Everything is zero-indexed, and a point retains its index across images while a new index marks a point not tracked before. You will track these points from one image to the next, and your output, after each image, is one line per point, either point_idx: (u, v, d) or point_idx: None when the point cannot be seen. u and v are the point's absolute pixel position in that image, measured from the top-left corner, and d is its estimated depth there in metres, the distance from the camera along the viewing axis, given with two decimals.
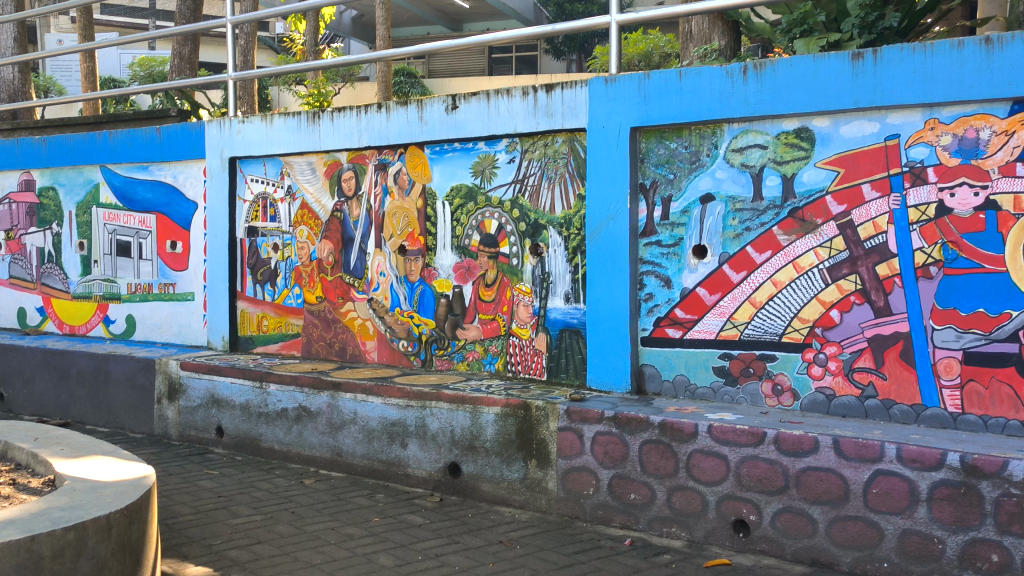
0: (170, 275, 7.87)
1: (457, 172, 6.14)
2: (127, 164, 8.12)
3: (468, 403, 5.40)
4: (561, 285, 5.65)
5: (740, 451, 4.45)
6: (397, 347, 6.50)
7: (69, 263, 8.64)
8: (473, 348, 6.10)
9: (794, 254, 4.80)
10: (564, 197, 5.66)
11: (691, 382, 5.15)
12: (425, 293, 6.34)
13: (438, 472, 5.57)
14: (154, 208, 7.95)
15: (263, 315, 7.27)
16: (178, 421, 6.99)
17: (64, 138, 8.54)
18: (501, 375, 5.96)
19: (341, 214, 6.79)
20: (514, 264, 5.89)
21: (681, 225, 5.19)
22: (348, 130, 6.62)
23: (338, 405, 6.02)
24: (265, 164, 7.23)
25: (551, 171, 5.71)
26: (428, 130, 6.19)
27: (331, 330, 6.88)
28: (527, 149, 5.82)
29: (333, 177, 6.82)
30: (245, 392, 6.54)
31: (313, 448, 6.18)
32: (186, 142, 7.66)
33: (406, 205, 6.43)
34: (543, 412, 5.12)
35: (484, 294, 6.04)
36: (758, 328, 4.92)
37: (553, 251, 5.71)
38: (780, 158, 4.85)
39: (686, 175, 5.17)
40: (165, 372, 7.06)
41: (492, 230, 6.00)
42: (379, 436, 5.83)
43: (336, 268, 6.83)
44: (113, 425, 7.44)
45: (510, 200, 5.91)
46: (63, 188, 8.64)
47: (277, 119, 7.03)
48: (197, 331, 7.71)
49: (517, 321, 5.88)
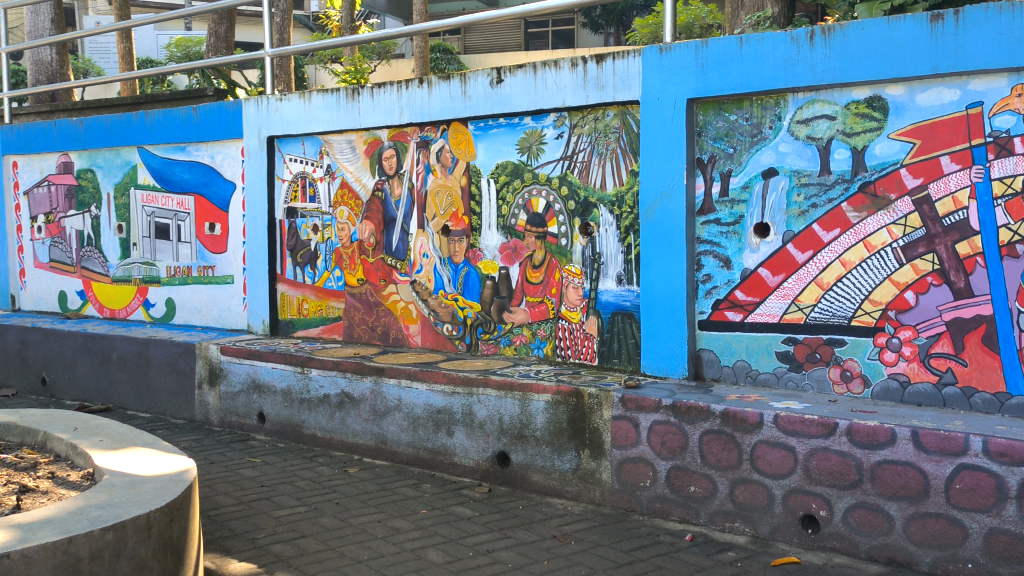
0: (209, 258, 7.72)
1: (503, 149, 5.89)
2: (164, 145, 7.97)
3: (517, 389, 5.18)
4: (613, 266, 5.40)
5: (809, 442, 4.18)
6: (441, 331, 6.29)
7: (108, 247, 8.53)
8: (521, 332, 5.87)
9: (865, 232, 4.50)
10: (616, 174, 5.39)
11: (752, 368, 4.88)
12: (470, 274, 6.11)
13: (486, 461, 5.37)
14: (192, 189, 7.80)
15: (304, 298, 7.10)
16: (219, 407, 6.85)
17: (100, 119, 8.40)
18: (549, 361, 5.72)
19: (382, 193, 6.57)
20: (563, 244, 5.64)
21: (742, 202, 4.91)
22: (389, 106, 6.39)
23: (382, 391, 5.83)
24: (304, 143, 7.02)
25: (602, 147, 5.44)
26: (472, 106, 5.94)
27: (373, 313, 6.68)
28: (576, 124, 5.55)
29: (373, 156, 6.60)
30: (287, 377, 6.37)
31: (357, 436, 6.00)
32: (223, 121, 7.49)
33: (449, 183, 6.20)
34: (596, 400, 4.88)
35: (531, 275, 5.80)
36: (825, 311, 4.63)
37: (605, 230, 5.45)
38: (849, 129, 4.54)
39: (747, 149, 4.88)
40: (206, 357, 6.92)
41: (539, 209, 5.75)
42: (424, 423, 5.63)
43: (378, 249, 6.63)
44: (154, 410, 7.32)
45: (558, 177, 5.65)
46: (101, 170, 8.52)
47: (316, 96, 6.81)
48: (237, 314, 7.56)
49: (567, 304, 5.63)
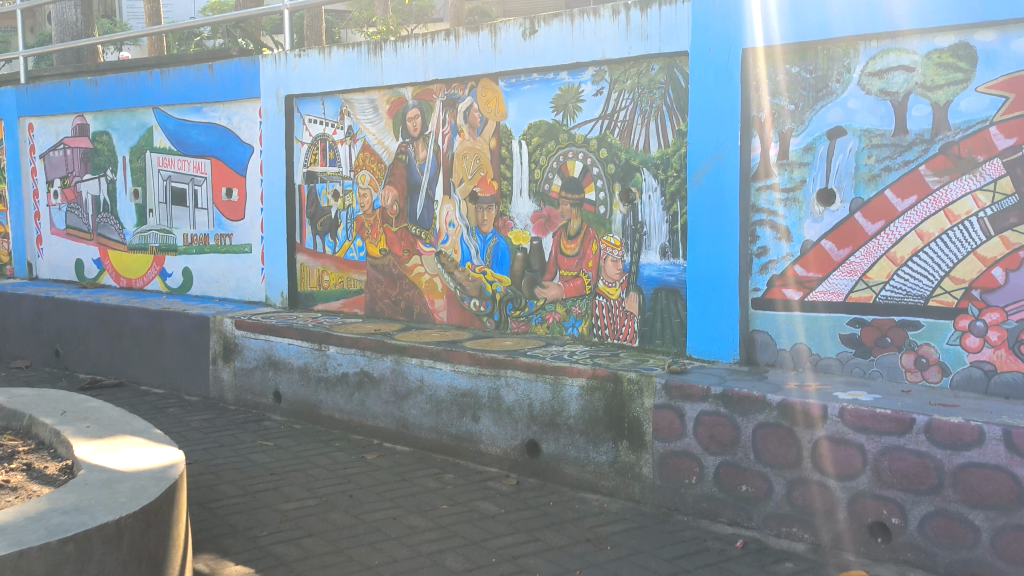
0: (226, 225, 7.30)
1: (536, 107, 5.36)
2: (180, 106, 7.53)
3: (549, 372, 4.70)
4: (657, 237, 4.88)
5: (881, 440, 3.66)
6: (468, 306, 5.81)
7: (125, 213, 8.14)
8: (554, 309, 5.38)
9: (946, 199, 3.94)
10: (661, 134, 4.85)
11: (813, 352, 4.35)
12: (499, 245, 5.62)
13: (515, 450, 4.90)
14: (209, 152, 7.37)
15: (324, 270, 6.65)
16: (234, 384, 6.45)
17: (115, 79, 7.99)
18: (585, 341, 5.22)
19: (406, 156, 6.08)
20: (601, 212, 5.12)
21: (804, 165, 4.35)
22: (414, 62, 5.89)
23: (404, 371, 5.38)
24: (324, 103, 6.54)
25: (646, 105, 4.89)
26: (504, 61, 5.42)
27: (396, 286, 6.22)
28: (617, 80, 5.01)
29: (397, 116, 6.11)
30: (304, 354, 5.95)
31: (376, 418, 5.56)
32: (240, 80, 7.03)
33: (477, 145, 5.69)
34: (636, 386, 4.39)
35: (566, 247, 5.29)
36: (898, 290, 4.09)
37: (648, 197, 4.91)
38: (930, 82, 3.97)
39: (811, 105, 4.32)
40: (220, 332, 6.51)
41: (575, 173, 5.22)
42: (448, 407, 5.18)
43: (401, 217, 6.16)
44: (168, 386, 6.95)
45: (596, 138, 5.12)
46: (116, 133, 8.11)
47: (336, 52, 6.33)
48: (255, 286, 7.14)
49: (605, 279, 5.12)
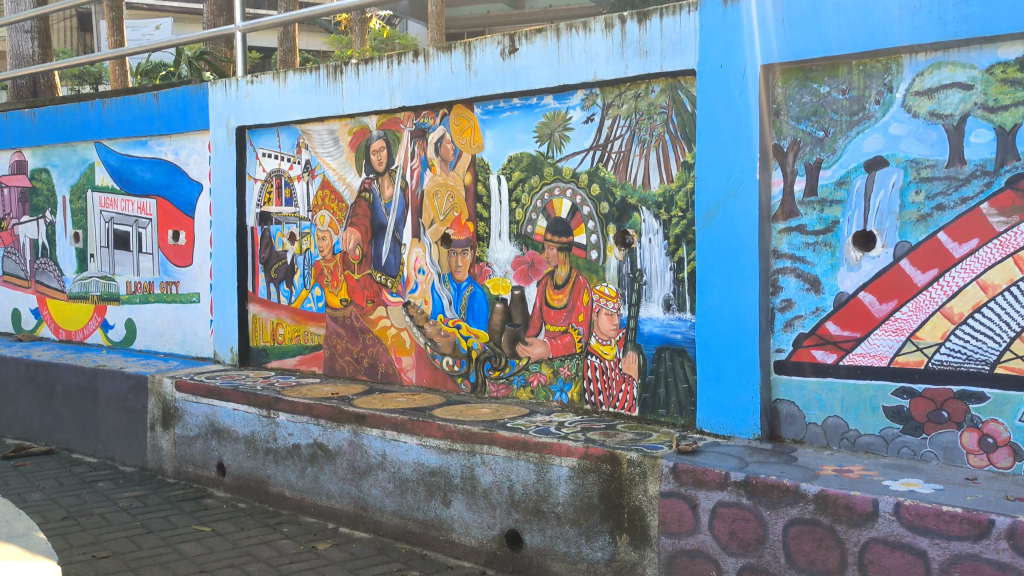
0: (172, 272, 6.53)
1: (517, 137, 4.66)
2: (124, 139, 6.80)
3: (532, 450, 3.94)
4: (659, 287, 4.14)
5: (949, 547, 2.90)
6: (439, 365, 5.05)
7: (64, 258, 7.36)
8: (539, 369, 4.61)
9: (1015, 244, 3.23)
10: (662, 167, 4.13)
11: (850, 428, 3.61)
12: (475, 295, 4.87)
13: (492, 541, 4.12)
14: (154, 191, 6.63)
15: (278, 322, 5.88)
16: (174, 454, 5.64)
17: (55, 110, 7.26)
18: (575, 408, 4.46)
19: (370, 194, 5.36)
20: (593, 258, 4.38)
21: (836, 203, 3.64)
22: (378, 87, 5.18)
23: (363, 444, 4.60)
24: (279, 134, 5.82)
25: (645, 133, 4.19)
26: (479, 84, 4.71)
27: (358, 342, 5.46)
28: (610, 104, 4.31)
29: (359, 149, 5.39)
30: (250, 421, 5.17)
31: (332, 498, 4.77)
32: (187, 110, 6.30)
33: (450, 181, 4.97)
34: (638, 470, 3.63)
35: (553, 298, 4.54)
36: (955, 353, 3.36)
37: (647, 240, 4.18)
38: (992, 102, 3.28)
39: (845, 130, 3.62)
40: (159, 394, 5.72)
41: (563, 213, 4.48)
42: (415, 488, 4.39)
43: (364, 263, 5.41)
44: (102, 455, 6.12)
45: (587, 172, 4.40)
46: (56, 170, 7.36)
47: (292, 77, 5.62)
48: (203, 340, 6.36)
49: (597, 335, 4.37)
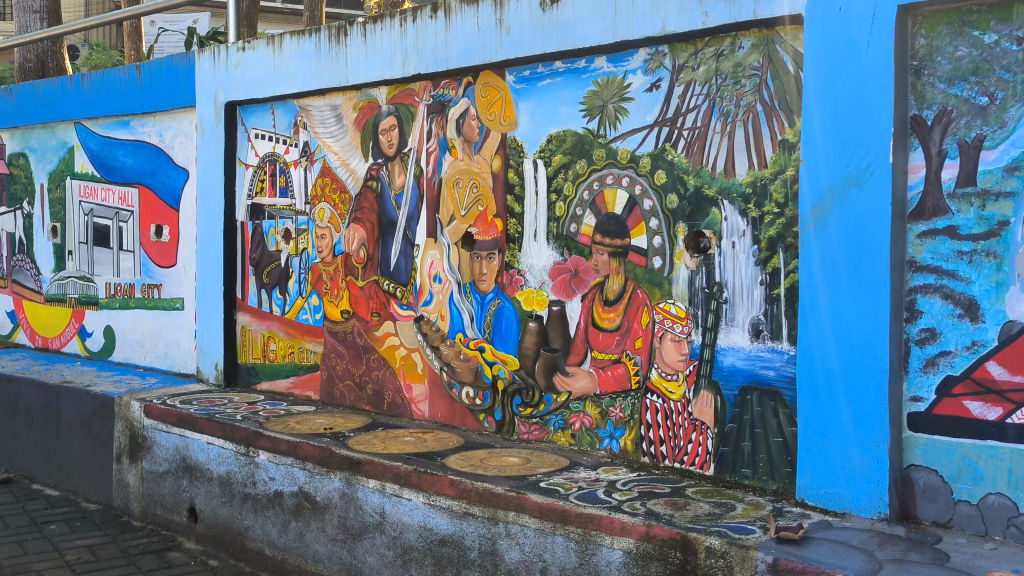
0: (154, 273, 5.62)
1: (559, 111, 3.66)
2: (104, 119, 5.91)
3: (573, 523, 2.93)
4: (745, 308, 3.12)
5: None
6: (457, 397, 4.07)
7: (41, 255, 6.48)
8: (581, 408, 3.61)
9: None
10: (751, 147, 3.10)
11: (1020, 512, 2.58)
12: (503, 311, 3.88)
13: None
14: (136, 179, 5.72)
15: (270, 336, 4.94)
16: (141, 492, 4.71)
17: (32, 87, 6.39)
18: (628, 462, 3.45)
19: (378, 182, 4.39)
20: (655, 267, 3.37)
21: (1005, 196, 2.59)
22: (388, 51, 4.21)
23: (357, 499, 3.63)
24: (274, 111, 4.88)
25: (729, 103, 3.17)
26: (513, 45, 3.72)
27: (361, 364, 4.49)
28: (682, 66, 3.29)
29: (366, 127, 4.42)
30: (226, 459, 4.22)
31: (319, 563, 3.80)
32: (172, 84, 5.38)
33: (473, 166, 3.98)
34: (721, 563, 2.61)
35: (601, 317, 3.54)
36: None
37: (729, 244, 3.15)
38: None
39: (1020, 94, 2.57)
40: (127, 420, 4.80)
41: (617, 207, 3.48)
42: (420, 560, 3.41)
43: (370, 268, 4.45)
44: (65, 488, 5.22)
45: (648, 155, 3.38)
46: (34, 155, 6.49)
47: (288, 41, 4.66)
48: (186, 354, 5.43)
49: (660, 368, 3.36)
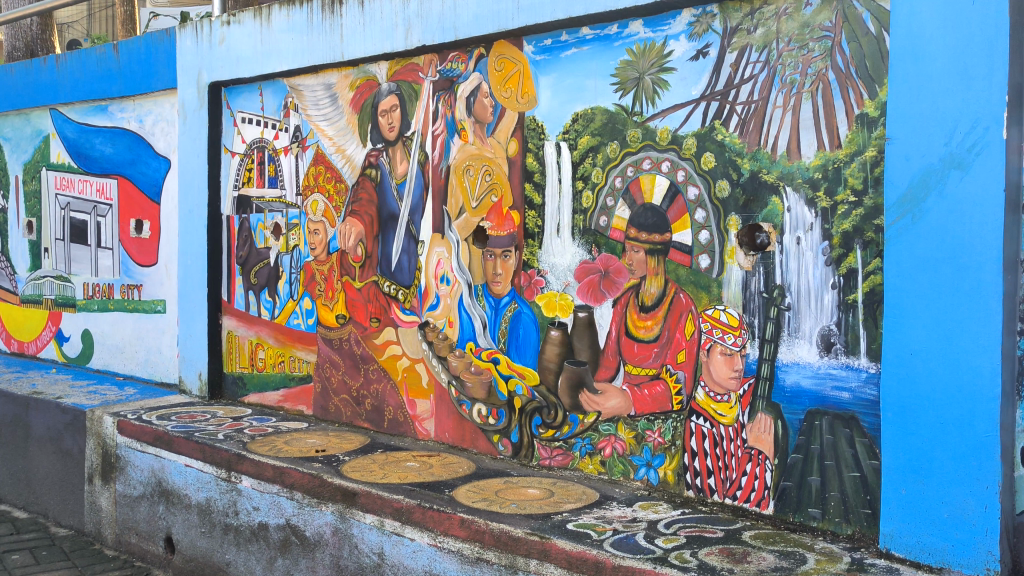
0: (135, 273, 5.13)
1: (587, 85, 3.15)
2: (81, 105, 5.42)
3: None
4: (812, 318, 2.60)
5: None
6: (468, 415, 3.56)
7: (17, 252, 6.00)
8: (613, 432, 3.11)
9: None
10: (821, 124, 2.58)
11: None
12: (520, 317, 3.38)
13: None
14: (115, 169, 5.23)
15: (258, 343, 4.44)
16: (114, 518, 4.22)
17: (5, 71, 5.90)
18: (668, 496, 2.95)
19: (377, 171, 3.88)
20: (702, 268, 2.86)
21: None
22: (388, 20, 3.71)
23: (352, 536, 3.12)
24: (262, 92, 4.37)
25: (793, 72, 2.65)
26: (532, 8, 3.21)
27: (358, 375, 3.99)
28: (735, 30, 2.77)
29: (363, 108, 3.92)
30: (205, 484, 3.72)
31: None
32: (152, 63, 4.87)
33: (485, 151, 3.47)
34: None
35: (637, 326, 3.04)
36: None
37: (794, 240, 2.64)
38: None
39: None
40: (99, 437, 4.31)
41: (655, 197, 2.97)
42: None
43: (368, 267, 3.94)
44: (35, 510, 4.73)
45: (694, 136, 2.87)
46: (9, 144, 6.00)
47: (277, 13, 4.16)
48: (168, 361, 4.94)
49: (707, 387, 2.85)
